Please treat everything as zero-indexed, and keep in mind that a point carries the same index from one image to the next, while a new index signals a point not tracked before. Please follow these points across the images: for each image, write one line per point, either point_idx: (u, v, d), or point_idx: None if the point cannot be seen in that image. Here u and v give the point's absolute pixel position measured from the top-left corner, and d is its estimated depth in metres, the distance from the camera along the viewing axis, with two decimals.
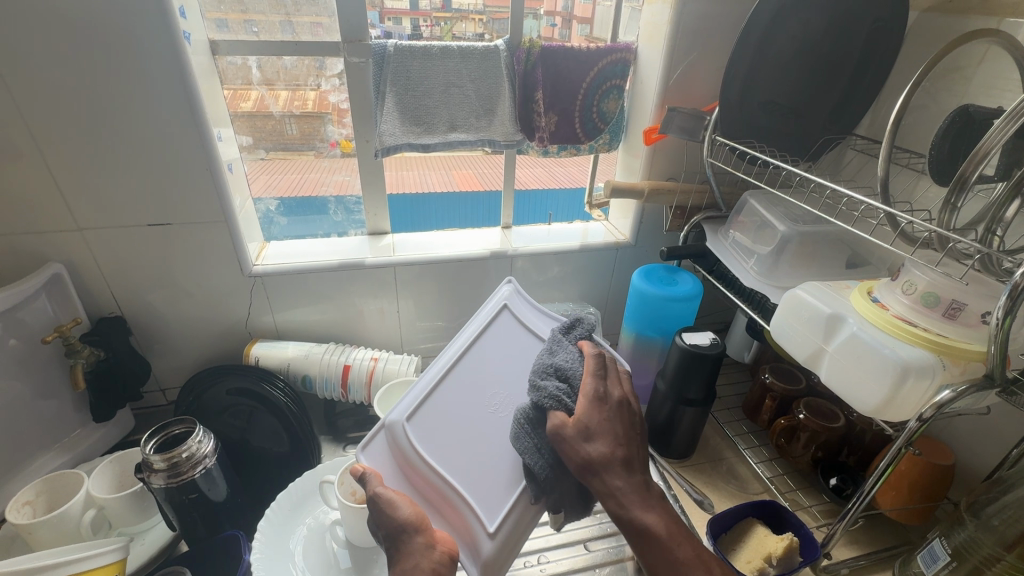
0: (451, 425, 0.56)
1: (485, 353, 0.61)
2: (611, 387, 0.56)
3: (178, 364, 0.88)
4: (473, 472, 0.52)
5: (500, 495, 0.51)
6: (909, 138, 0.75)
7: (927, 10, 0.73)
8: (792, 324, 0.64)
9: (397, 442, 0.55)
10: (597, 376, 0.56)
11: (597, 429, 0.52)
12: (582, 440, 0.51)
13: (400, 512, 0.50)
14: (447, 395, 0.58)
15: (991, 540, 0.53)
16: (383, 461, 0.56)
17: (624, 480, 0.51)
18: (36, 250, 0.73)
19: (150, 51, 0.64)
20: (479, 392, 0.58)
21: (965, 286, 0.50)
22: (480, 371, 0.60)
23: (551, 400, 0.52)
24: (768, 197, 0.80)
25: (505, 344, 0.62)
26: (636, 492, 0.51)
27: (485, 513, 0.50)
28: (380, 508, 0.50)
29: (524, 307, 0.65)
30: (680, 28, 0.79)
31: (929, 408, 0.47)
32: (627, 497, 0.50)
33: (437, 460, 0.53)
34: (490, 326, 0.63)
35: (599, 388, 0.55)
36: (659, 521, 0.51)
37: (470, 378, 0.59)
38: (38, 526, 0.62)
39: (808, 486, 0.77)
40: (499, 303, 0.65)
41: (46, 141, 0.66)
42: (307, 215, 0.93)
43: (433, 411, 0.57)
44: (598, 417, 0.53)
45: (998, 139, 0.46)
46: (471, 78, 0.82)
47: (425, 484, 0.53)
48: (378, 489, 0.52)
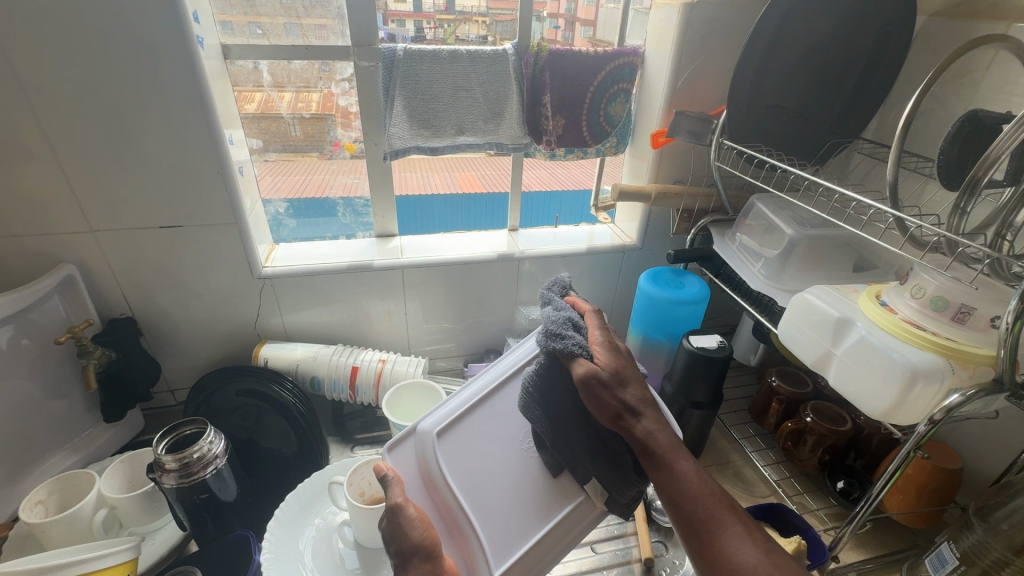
0: (479, 452, 0.56)
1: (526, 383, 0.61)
2: (613, 338, 0.59)
3: (188, 365, 0.89)
4: (492, 503, 0.52)
5: (513, 538, 0.51)
6: (917, 142, 0.75)
7: (935, 15, 0.74)
8: (800, 327, 0.64)
9: (423, 455, 0.56)
10: (602, 330, 0.58)
11: (621, 372, 0.54)
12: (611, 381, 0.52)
13: (414, 533, 0.49)
14: (481, 419, 0.58)
15: (1000, 543, 0.53)
16: (408, 469, 0.57)
17: (653, 423, 0.52)
18: (49, 251, 0.74)
19: (163, 54, 0.65)
20: (511, 424, 0.58)
21: (974, 290, 0.51)
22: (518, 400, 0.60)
23: (574, 349, 0.53)
24: (775, 201, 0.80)
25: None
26: (665, 434, 0.52)
27: (495, 555, 0.50)
28: (399, 521, 0.50)
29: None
30: (687, 32, 0.79)
31: (938, 412, 0.47)
32: (658, 437, 0.52)
33: (459, 485, 0.53)
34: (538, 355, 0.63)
35: (609, 338, 0.57)
36: (689, 463, 0.51)
37: (507, 407, 0.59)
38: (51, 525, 0.62)
39: (815, 489, 0.77)
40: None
41: (61, 144, 0.67)
42: (315, 217, 0.94)
43: (464, 432, 0.58)
44: (619, 361, 0.55)
45: (1008, 144, 0.46)
46: (479, 81, 0.83)
47: (443, 503, 0.54)
48: (399, 500, 0.52)
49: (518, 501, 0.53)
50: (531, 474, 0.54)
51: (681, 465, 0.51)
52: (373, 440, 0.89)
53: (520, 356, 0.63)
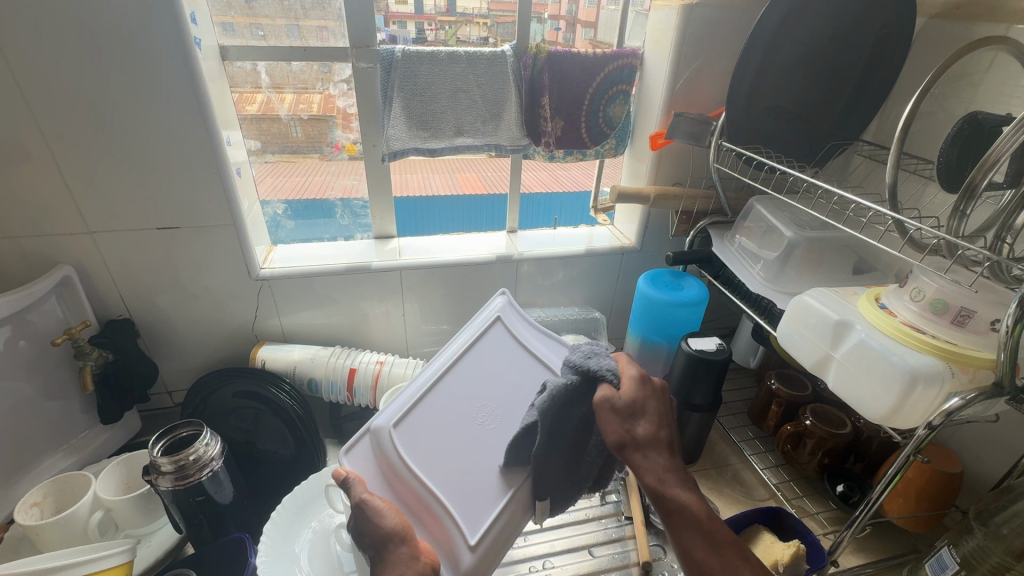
0: (436, 436, 0.55)
1: (471, 366, 0.62)
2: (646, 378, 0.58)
3: (186, 366, 0.88)
4: (456, 481, 0.52)
5: (483, 509, 0.50)
6: (917, 145, 0.75)
7: (934, 17, 0.73)
8: (799, 329, 0.64)
9: (381, 447, 0.55)
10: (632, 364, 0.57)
11: (640, 406, 0.52)
12: (626, 414, 0.51)
13: (385, 522, 0.49)
14: (434, 404, 0.58)
15: (1000, 548, 0.53)
16: (365, 465, 0.55)
17: (664, 461, 0.51)
18: (46, 252, 0.74)
19: (160, 55, 0.65)
20: (462, 406, 0.58)
21: (974, 293, 0.50)
22: (467, 383, 0.60)
23: (607, 373, 0.53)
24: (775, 203, 0.80)
25: (495, 357, 0.63)
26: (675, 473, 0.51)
27: (468, 527, 0.49)
28: (366, 514, 0.50)
29: (515, 320, 0.66)
30: (687, 33, 0.79)
31: (937, 416, 0.47)
32: (667, 476, 0.50)
33: (422, 467, 0.53)
34: (481, 337, 0.64)
35: (638, 373, 0.56)
36: (696, 505, 0.49)
37: (456, 390, 0.59)
38: (46, 527, 0.62)
39: (815, 492, 0.77)
40: (492, 316, 0.66)
41: (59, 145, 0.67)
42: (314, 219, 0.94)
43: (419, 420, 0.57)
44: (642, 395, 0.53)
45: (1008, 147, 0.46)
46: (478, 83, 0.82)
47: (408, 491, 0.53)
48: (364, 496, 0.51)
49: (483, 474, 0.53)
50: (491, 449, 0.54)
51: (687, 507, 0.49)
52: None
53: (463, 341, 0.64)
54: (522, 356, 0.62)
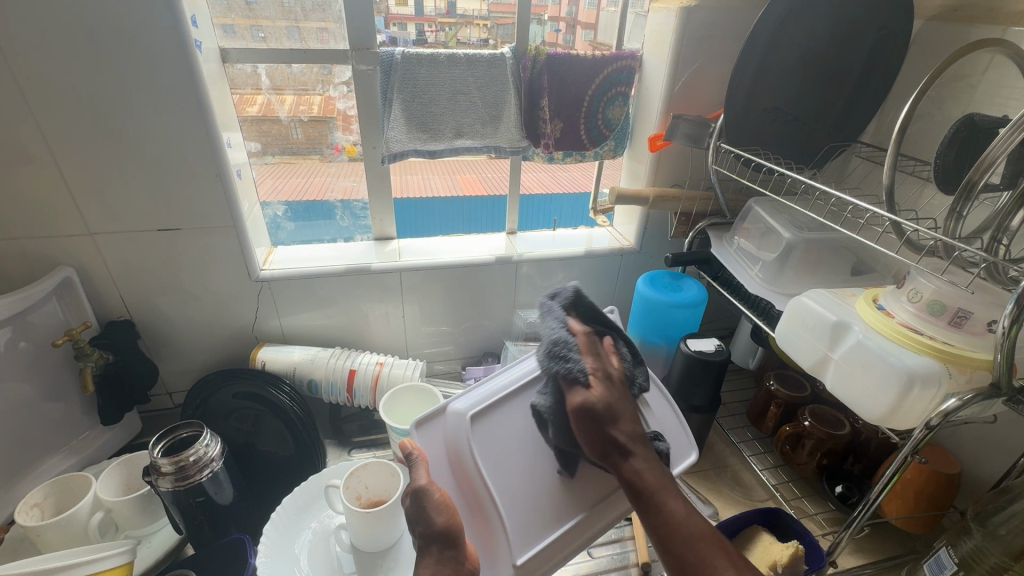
0: (509, 441, 0.56)
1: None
2: (608, 361, 0.56)
3: (186, 367, 0.89)
4: (516, 492, 0.54)
5: (535, 529, 0.52)
6: (914, 146, 0.75)
7: (931, 19, 0.74)
8: (798, 331, 0.64)
9: (455, 435, 0.56)
10: (598, 356, 0.56)
11: (616, 402, 0.53)
12: (603, 412, 0.51)
13: (437, 520, 0.49)
14: (518, 407, 0.59)
15: (998, 549, 0.53)
16: (435, 447, 0.56)
17: (643, 457, 0.50)
18: (46, 253, 0.74)
19: (161, 56, 0.65)
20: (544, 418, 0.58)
21: (970, 294, 0.50)
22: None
23: (575, 373, 0.53)
24: (773, 204, 0.80)
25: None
26: (657, 471, 0.50)
27: (517, 542, 0.52)
28: (423, 504, 0.50)
29: (626, 345, 0.64)
30: (685, 36, 0.80)
31: (935, 416, 0.47)
32: (649, 472, 0.49)
33: (489, 470, 0.54)
34: None
35: (613, 368, 0.56)
36: (675, 501, 0.48)
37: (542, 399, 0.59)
38: (46, 528, 0.62)
39: (814, 493, 0.77)
40: (605, 334, 0.63)
41: (60, 148, 0.67)
42: (314, 220, 0.94)
43: (498, 417, 0.58)
44: (614, 393, 0.53)
45: (1004, 148, 0.46)
46: (478, 85, 0.83)
47: (470, 487, 0.54)
48: (423, 483, 0.51)
49: (541, 496, 0.54)
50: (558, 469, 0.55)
51: (675, 505, 0.48)
52: (371, 444, 0.90)
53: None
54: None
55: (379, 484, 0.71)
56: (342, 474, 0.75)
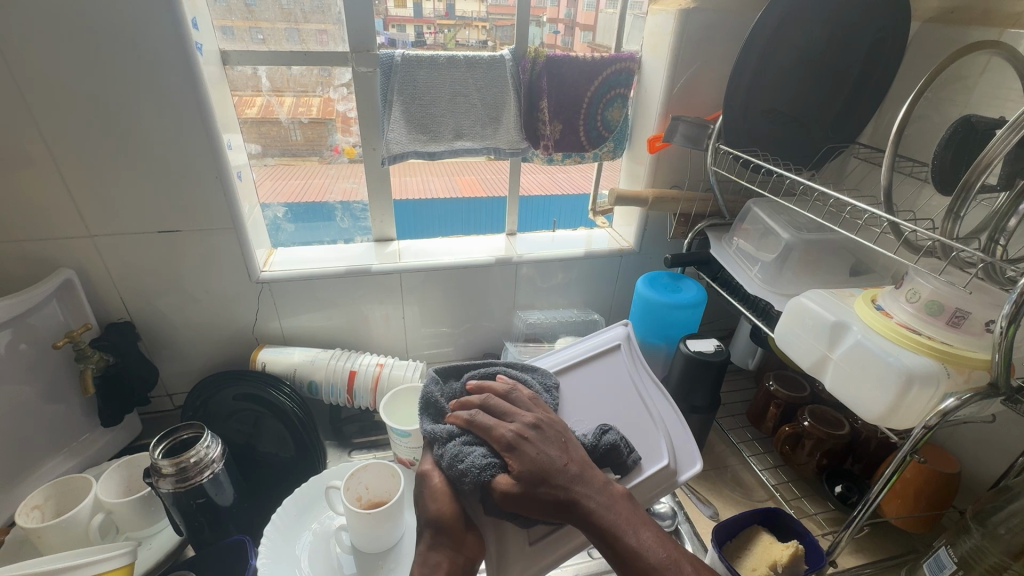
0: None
1: (580, 378, 0.64)
2: (519, 417, 0.49)
3: (186, 369, 0.89)
4: None
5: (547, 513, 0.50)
6: (912, 147, 0.76)
7: (928, 21, 0.74)
8: (797, 331, 0.64)
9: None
10: (506, 419, 0.49)
11: (543, 460, 0.46)
12: (530, 489, 0.44)
13: (431, 507, 0.46)
14: None
15: (998, 549, 0.53)
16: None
17: (587, 496, 0.45)
18: (46, 255, 0.74)
19: (162, 61, 0.65)
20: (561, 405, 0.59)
21: (968, 294, 0.51)
22: (570, 387, 0.62)
23: (482, 470, 0.45)
24: (772, 205, 0.80)
25: (605, 378, 0.64)
26: (605, 504, 0.45)
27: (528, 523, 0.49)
28: (426, 483, 0.47)
29: (634, 354, 0.68)
30: (684, 38, 0.80)
31: (934, 416, 0.47)
32: (594, 514, 0.44)
33: None
34: (598, 354, 0.67)
35: (526, 419, 0.49)
36: (631, 534, 0.44)
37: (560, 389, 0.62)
38: (47, 530, 0.62)
39: (814, 493, 0.77)
40: (613, 344, 0.68)
41: (60, 151, 0.68)
42: (314, 222, 0.94)
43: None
44: (533, 452, 0.46)
45: (1001, 148, 0.46)
46: (477, 87, 0.83)
47: None
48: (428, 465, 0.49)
49: None
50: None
51: (630, 538, 0.44)
52: (371, 445, 0.90)
53: (578, 356, 0.67)
54: (628, 387, 0.64)
55: (380, 485, 0.72)
56: (343, 475, 0.75)
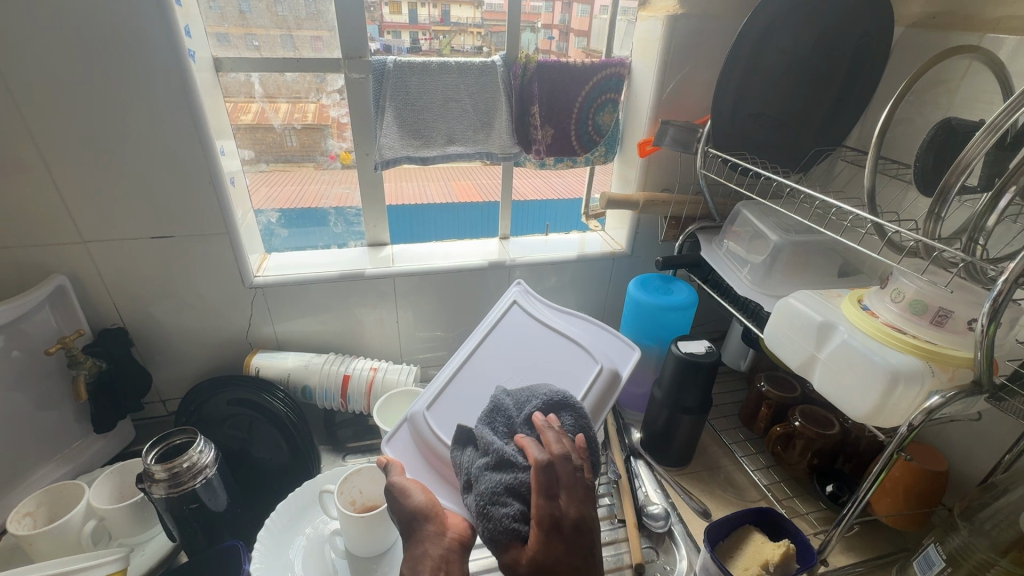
0: (472, 410, 0.61)
1: (497, 347, 0.68)
2: (564, 504, 0.47)
3: (180, 375, 0.89)
4: None
5: None
6: (897, 150, 0.77)
7: (911, 26, 0.76)
8: (785, 332, 0.65)
9: (420, 432, 0.59)
10: (556, 495, 0.47)
11: (577, 544, 0.46)
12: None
13: (408, 501, 0.52)
14: (466, 383, 0.64)
15: (985, 545, 0.54)
16: (404, 452, 0.59)
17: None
18: (40, 262, 0.74)
19: (156, 68, 0.66)
20: (492, 378, 0.64)
21: (950, 293, 0.51)
22: (492, 358, 0.66)
23: (506, 529, 0.46)
24: (761, 208, 0.81)
25: (518, 334, 0.69)
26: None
27: None
28: (392, 496, 0.52)
29: (533, 304, 0.73)
30: (672, 43, 0.81)
31: (918, 414, 0.48)
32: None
33: None
34: (502, 319, 0.71)
35: (571, 514, 0.47)
36: None
37: (483, 365, 0.66)
38: (37, 537, 0.62)
39: (805, 493, 0.77)
40: (509, 301, 0.73)
41: (53, 156, 0.68)
42: (308, 227, 0.94)
43: (453, 401, 0.62)
44: (558, 552, 0.45)
45: (980, 149, 0.47)
46: (469, 92, 0.84)
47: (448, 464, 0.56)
48: (396, 479, 0.54)
49: None
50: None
51: None
52: (365, 449, 0.90)
53: (485, 326, 0.71)
54: (543, 330, 0.69)
55: (374, 489, 0.72)
56: (337, 478, 0.75)
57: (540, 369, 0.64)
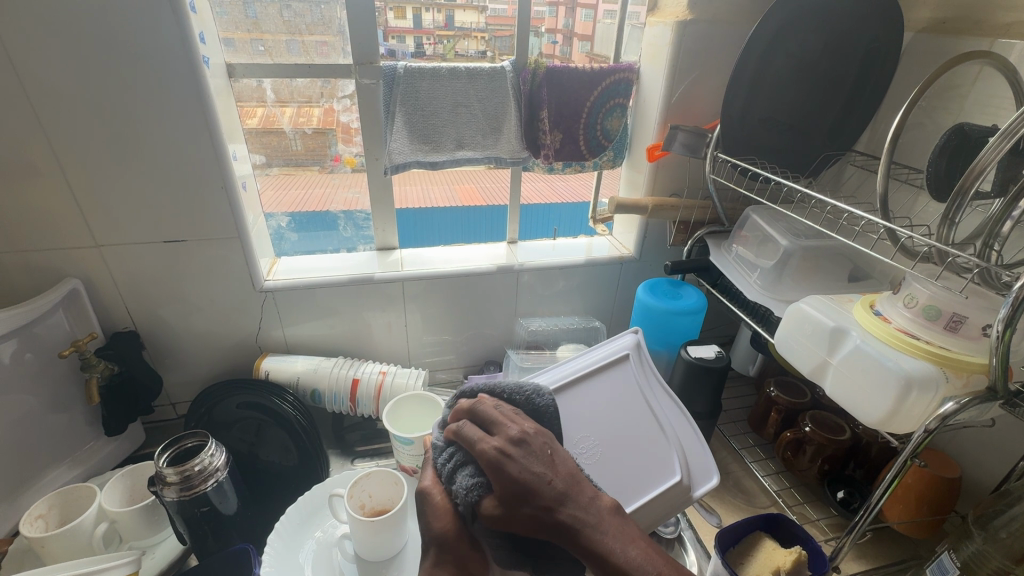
0: None
1: (592, 391, 0.64)
2: (505, 430, 0.46)
3: (190, 378, 0.89)
4: None
5: None
6: (908, 155, 0.77)
7: (921, 31, 0.76)
8: (796, 337, 0.65)
9: None
10: (492, 433, 0.46)
11: (530, 450, 0.45)
12: (515, 505, 0.42)
13: (429, 527, 0.44)
14: None
15: (1000, 552, 0.53)
16: None
17: (578, 517, 0.42)
18: (54, 266, 0.75)
19: (172, 74, 0.67)
20: (568, 427, 0.60)
21: (964, 299, 0.51)
22: (583, 399, 0.63)
23: (472, 494, 0.43)
24: (770, 212, 0.81)
25: (618, 389, 0.65)
26: (594, 524, 0.42)
27: None
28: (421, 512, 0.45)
29: (645, 361, 0.68)
30: (680, 49, 0.82)
31: (932, 420, 0.47)
32: (585, 532, 0.42)
33: None
34: (608, 368, 0.66)
35: (511, 432, 0.46)
36: (626, 547, 0.41)
37: (573, 401, 0.62)
38: (50, 540, 0.62)
39: (816, 500, 0.77)
40: (622, 352, 0.68)
41: (70, 161, 0.69)
42: (317, 231, 0.95)
43: None
44: (517, 468, 0.43)
45: (994, 155, 0.47)
46: (478, 98, 0.84)
47: None
48: (427, 484, 0.47)
49: None
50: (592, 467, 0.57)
51: (622, 559, 0.41)
52: (373, 453, 0.90)
53: (588, 368, 0.66)
54: (641, 405, 0.64)
55: (384, 492, 0.72)
56: (347, 483, 0.76)
57: (621, 448, 0.59)
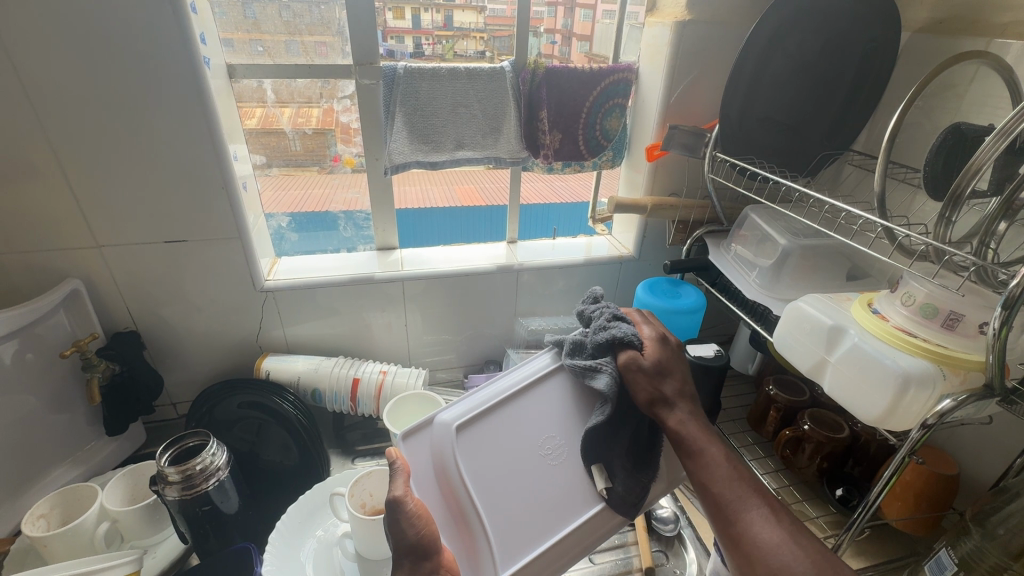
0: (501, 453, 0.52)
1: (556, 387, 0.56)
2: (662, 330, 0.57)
3: (191, 378, 0.89)
4: (507, 513, 0.49)
5: (525, 544, 0.48)
6: (905, 154, 0.78)
7: (918, 31, 0.76)
8: (795, 335, 0.65)
9: (439, 448, 0.52)
10: (650, 323, 0.58)
11: (677, 352, 0.55)
12: (656, 370, 0.51)
13: (410, 531, 0.46)
14: (505, 419, 0.54)
15: (997, 549, 0.54)
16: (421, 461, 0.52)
17: (688, 411, 0.50)
18: (55, 266, 0.75)
19: (174, 75, 0.67)
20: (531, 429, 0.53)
21: (961, 297, 0.52)
22: (547, 398, 0.55)
23: (629, 337, 0.53)
24: (768, 212, 0.82)
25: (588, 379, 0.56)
26: (699, 423, 0.50)
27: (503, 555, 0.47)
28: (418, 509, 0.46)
29: None
30: (680, 50, 0.82)
31: (930, 417, 0.48)
32: (685, 424, 0.49)
33: (475, 484, 0.50)
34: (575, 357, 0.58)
35: (669, 333, 0.57)
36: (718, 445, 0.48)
37: (537, 401, 0.55)
38: (52, 538, 0.62)
39: (815, 497, 0.78)
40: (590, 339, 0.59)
41: (70, 161, 0.69)
42: (317, 231, 0.95)
43: (482, 434, 0.53)
44: (667, 353, 0.53)
45: (990, 154, 0.48)
46: (478, 98, 0.85)
47: (452, 495, 0.50)
48: (399, 493, 0.48)
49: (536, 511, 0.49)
50: (537, 484, 0.50)
51: (713, 450, 0.47)
52: (374, 452, 0.90)
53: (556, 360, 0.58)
54: None
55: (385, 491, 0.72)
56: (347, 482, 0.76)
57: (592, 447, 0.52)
